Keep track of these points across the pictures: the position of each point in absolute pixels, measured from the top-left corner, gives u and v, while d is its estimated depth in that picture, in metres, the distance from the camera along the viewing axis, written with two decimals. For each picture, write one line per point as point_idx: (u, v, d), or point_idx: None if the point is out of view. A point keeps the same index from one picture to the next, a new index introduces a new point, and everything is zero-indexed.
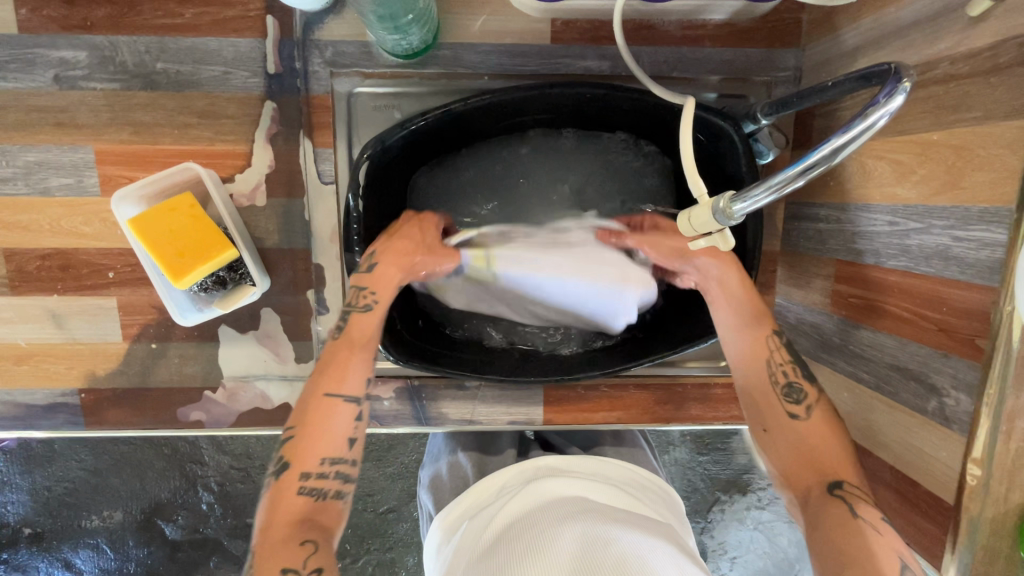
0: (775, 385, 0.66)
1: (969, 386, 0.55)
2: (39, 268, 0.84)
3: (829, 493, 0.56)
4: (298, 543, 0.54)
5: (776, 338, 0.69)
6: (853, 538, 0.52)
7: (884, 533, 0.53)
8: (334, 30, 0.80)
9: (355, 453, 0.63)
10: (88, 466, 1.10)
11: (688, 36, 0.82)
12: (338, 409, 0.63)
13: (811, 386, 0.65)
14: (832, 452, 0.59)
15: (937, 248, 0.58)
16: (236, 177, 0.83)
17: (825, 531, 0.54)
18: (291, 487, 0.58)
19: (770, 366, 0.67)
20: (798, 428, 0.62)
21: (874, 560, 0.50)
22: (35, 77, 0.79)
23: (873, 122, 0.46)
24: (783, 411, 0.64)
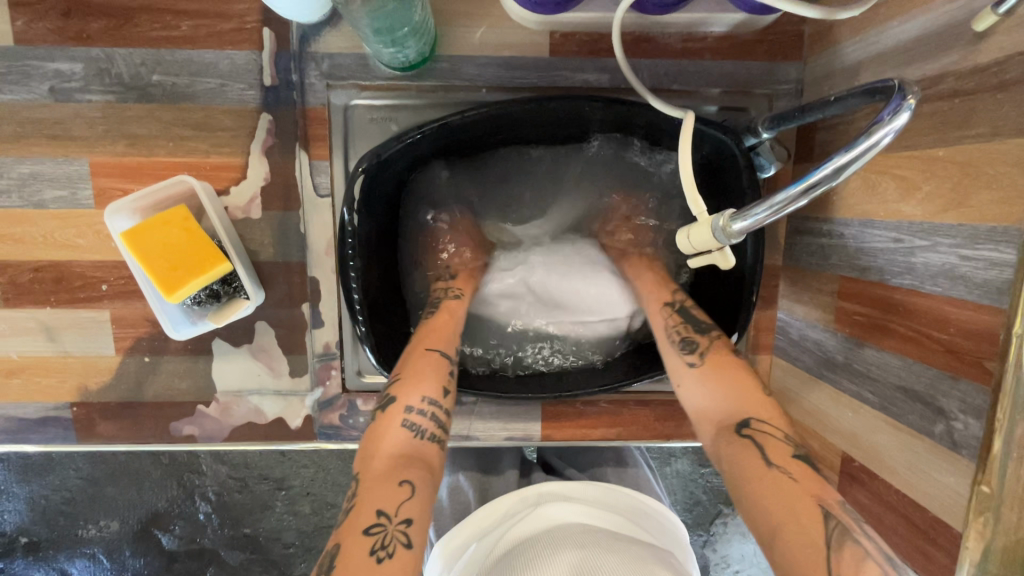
0: (674, 341, 0.68)
1: (978, 410, 0.53)
2: (32, 280, 0.83)
3: (739, 434, 0.57)
4: (398, 480, 0.54)
5: (670, 307, 0.72)
6: (763, 477, 0.53)
7: (800, 478, 0.53)
8: (331, 42, 0.80)
9: (449, 403, 0.64)
10: (85, 474, 1.08)
11: (687, 49, 0.81)
12: (435, 360, 0.66)
13: (705, 334, 0.67)
14: (739, 394, 0.61)
15: (944, 266, 0.57)
16: (231, 189, 0.83)
17: (743, 476, 0.54)
18: (394, 419, 0.60)
19: (667, 330, 0.70)
20: (699, 375, 0.64)
21: (787, 502, 0.51)
22: (30, 89, 0.79)
23: (877, 140, 0.45)
24: (681, 362, 0.66)
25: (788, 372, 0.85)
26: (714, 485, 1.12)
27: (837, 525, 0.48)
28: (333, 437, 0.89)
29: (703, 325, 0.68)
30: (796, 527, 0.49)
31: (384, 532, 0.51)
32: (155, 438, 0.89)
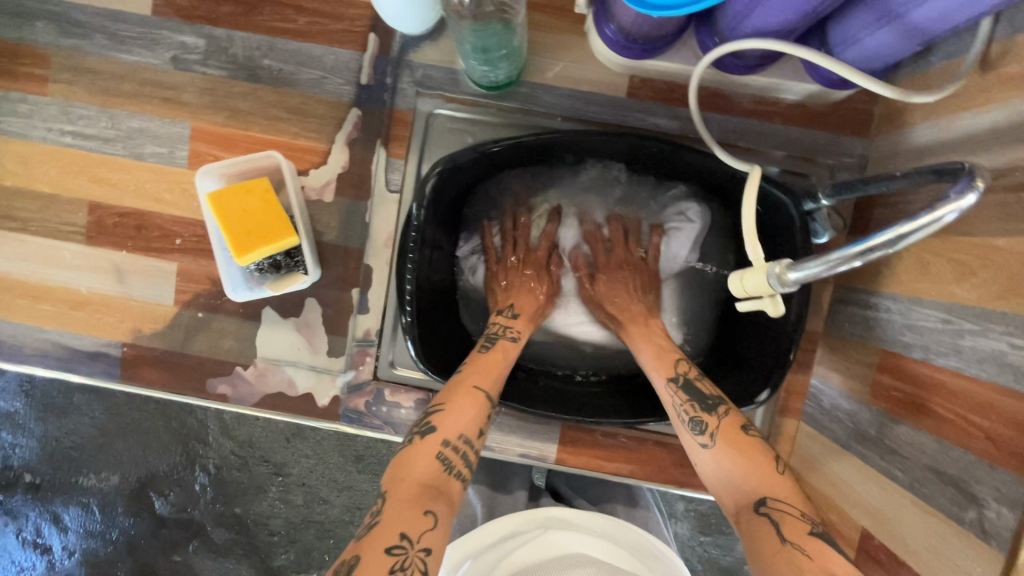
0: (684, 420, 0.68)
1: (1013, 501, 0.53)
2: (115, 224, 0.90)
3: (757, 513, 0.57)
4: (422, 509, 0.54)
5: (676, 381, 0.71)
6: (777, 552, 0.54)
7: (814, 560, 0.52)
8: (427, 54, 0.86)
9: (480, 444, 0.65)
10: (98, 424, 1.12)
11: (758, 111, 0.85)
12: (480, 400, 0.68)
13: (710, 414, 0.67)
14: (762, 475, 0.60)
15: (992, 353, 0.57)
16: (311, 171, 0.89)
17: (764, 557, 0.54)
18: (430, 449, 0.61)
19: (676, 409, 0.69)
20: (715, 454, 0.64)
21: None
22: (155, 55, 0.88)
23: (941, 216, 0.47)
24: (695, 441, 0.66)
25: (813, 440, 0.85)
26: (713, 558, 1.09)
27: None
28: (356, 421, 0.92)
29: (705, 402, 0.68)
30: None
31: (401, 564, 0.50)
32: (191, 390, 0.92)
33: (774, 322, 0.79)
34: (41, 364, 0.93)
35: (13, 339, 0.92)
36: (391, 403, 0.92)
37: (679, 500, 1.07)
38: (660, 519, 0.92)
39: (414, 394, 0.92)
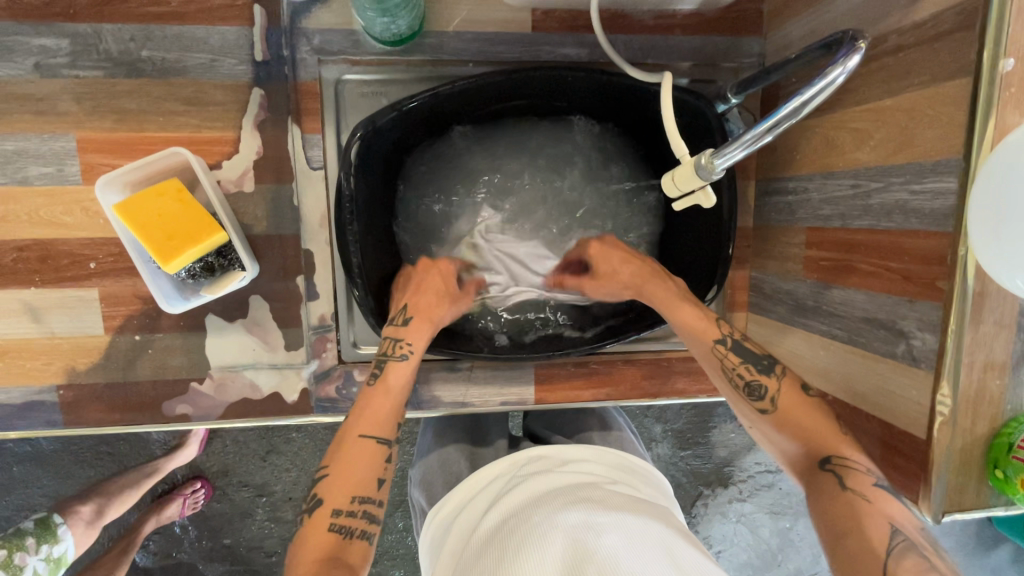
0: (736, 389, 0.69)
1: (933, 325, 0.59)
2: (15, 259, 0.82)
3: (823, 469, 0.61)
4: (349, 501, 0.62)
5: (726, 342, 0.71)
6: (842, 511, 0.58)
7: (874, 500, 0.57)
8: (322, 19, 0.81)
9: (389, 430, 0.68)
10: (50, 491, 1.06)
11: (660, 25, 0.86)
12: (374, 450, 0.66)
13: (770, 375, 0.68)
14: (815, 422, 0.64)
15: (897, 203, 0.63)
16: (223, 163, 0.84)
17: (823, 505, 0.59)
18: (323, 521, 0.61)
19: (725, 373, 0.70)
20: (776, 421, 0.66)
21: (862, 526, 0.56)
22: (15, 65, 0.78)
23: (833, 79, 0.54)
24: (751, 408, 0.68)
25: (761, 325, 0.92)
26: (692, 468, 1.25)
27: (901, 544, 0.53)
28: (331, 409, 0.89)
29: (765, 361, 0.69)
30: (856, 537, 0.55)
31: (735, 367, 0.70)
32: (149, 416, 0.87)
33: (708, 220, 0.85)
34: None
35: None
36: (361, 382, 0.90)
37: (656, 423, 1.23)
38: (635, 438, 0.94)
39: None
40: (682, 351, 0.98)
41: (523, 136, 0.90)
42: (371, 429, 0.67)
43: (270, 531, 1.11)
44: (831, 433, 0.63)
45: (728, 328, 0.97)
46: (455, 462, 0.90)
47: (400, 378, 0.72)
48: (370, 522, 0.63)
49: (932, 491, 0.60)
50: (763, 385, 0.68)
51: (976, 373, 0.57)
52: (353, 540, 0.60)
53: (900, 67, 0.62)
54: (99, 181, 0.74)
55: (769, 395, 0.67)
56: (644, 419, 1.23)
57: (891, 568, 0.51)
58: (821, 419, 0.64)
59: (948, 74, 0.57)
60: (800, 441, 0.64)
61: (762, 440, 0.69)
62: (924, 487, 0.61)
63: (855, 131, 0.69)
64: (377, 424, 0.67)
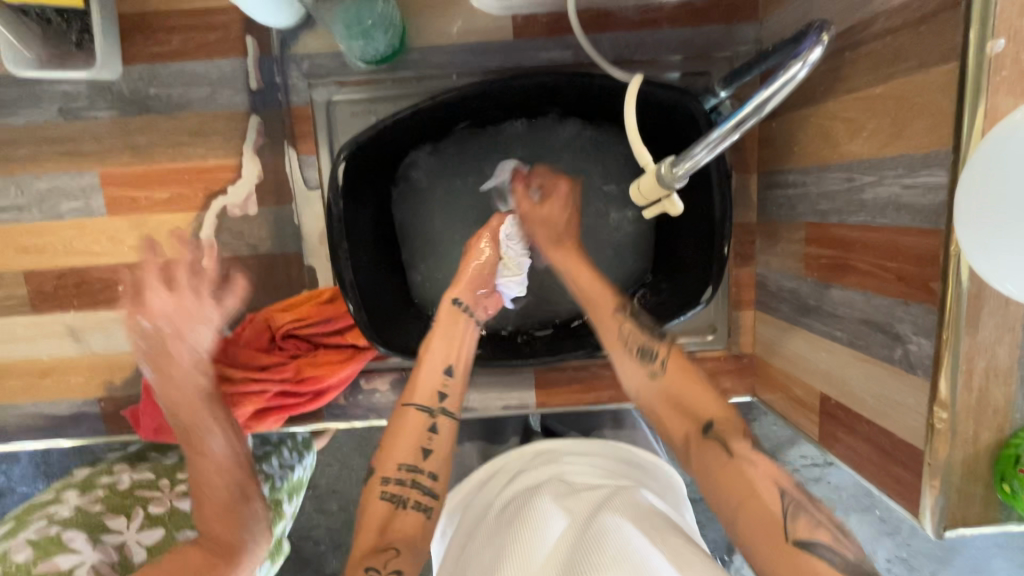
0: (628, 349, 0.74)
1: (928, 330, 0.56)
2: (56, 286, 0.91)
3: (705, 436, 0.66)
4: (383, 546, 0.62)
5: (623, 310, 0.77)
6: (727, 468, 0.62)
7: (758, 464, 0.62)
8: (309, 45, 0.85)
9: (429, 464, 0.69)
10: None
11: (645, 20, 0.84)
12: (410, 417, 0.72)
13: (660, 343, 0.74)
14: (695, 395, 0.69)
15: (890, 198, 0.59)
16: (228, 189, 0.89)
17: (714, 474, 0.63)
18: (376, 490, 0.67)
19: (625, 342, 0.75)
20: (663, 383, 0.71)
21: (761, 494, 0.58)
22: (43, 111, 0.86)
23: (794, 74, 0.51)
24: (643, 373, 0.72)
25: (769, 324, 0.88)
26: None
27: (791, 505, 0.58)
28: (340, 416, 0.94)
29: (654, 332, 0.75)
30: (756, 503, 0.58)
31: (630, 334, 0.75)
32: None
33: (705, 221, 0.82)
34: (29, 438, 0.94)
35: None
36: (368, 389, 0.95)
37: None
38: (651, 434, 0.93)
39: (388, 375, 0.95)
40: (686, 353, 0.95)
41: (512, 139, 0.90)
42: (413, 401, 0.73)
43: (317, 520, 1.17)
44: (711, 403, 0.69)
45: (735, 327, 0.93)
46: (467, 457, 0.92)
47: (427, 391, 0.73)
48: (426, 495, 0.68)
49: (932, 504, 0.57)
50: (656, 349, 0.73)
51: (976, 381, 0.53)
52: (407, 509, 0.67)
53: (888, 52, 0.58)
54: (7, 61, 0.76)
55: (660, 358, 0.72)
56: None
57: (791, 530, 0.56)
58: (698, 383, 0.70)
59: (933, 60, 0.52)
60: (678, 409, 0.69)
61: (646, 410, 0.72)
62: (925, 497, 0.57)
63: (848, 121, 0.65)
64: (420, 392, 0.73)
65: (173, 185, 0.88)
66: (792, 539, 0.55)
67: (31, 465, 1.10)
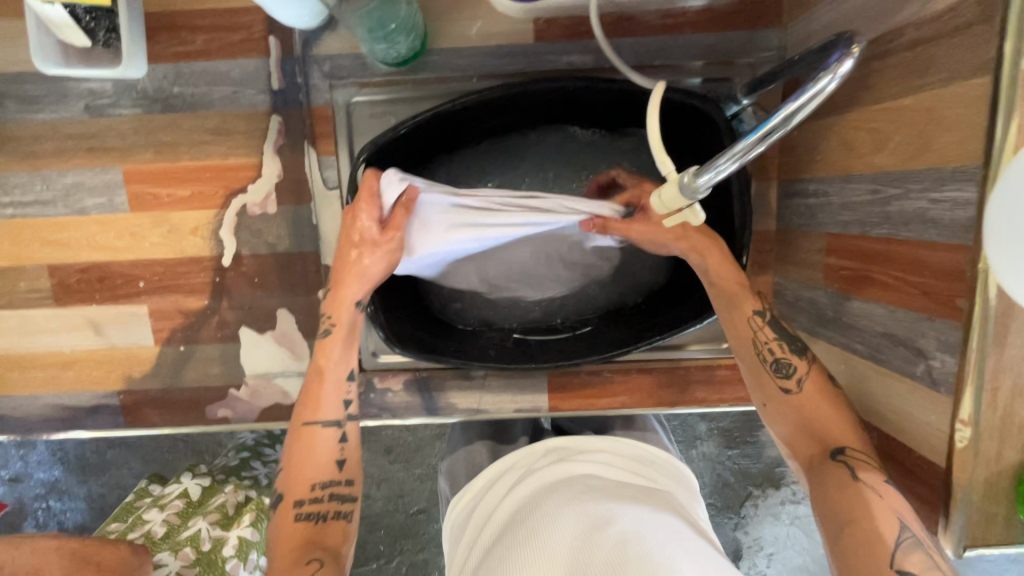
0: (763, 362, 0.70)
1: (953, 347, 0.55)
2: (78, 280, 0.92)
3: (833, 460, 0.61)
4: (304, 561, 0.60)
5: (759, 318, 0.71)
6: (850, 495, 0.57)
7: (884, 495, 0.57)
8: (330, 46, 0.85)
9: (345, 472, 0.68)
10: (136, 475, 1.12)
11: (667, 25, 0.83)
12: (318, 433, 0.69)
13: (801, 357, 0.69)
14: (833, 422, 0.64)
15: (916, 211, 0.58)
16: (248, 188, 0.90)
17: (828, 496, 0.58)
18: (290, 514, 0.64)
19: (757, 349, 0.70)
20: (796, 405, 0.66)
21: (871, 517, 0.55)
22: (69, 108, 0.87)
23: (823, 87, 0.51)
24: (777, 386, 0.68)
25: None
26: (741, 467, 1.20)
27: (908, 539, 0.53)
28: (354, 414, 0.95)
29: (797, 342, 0.69)
30: (866, 531, 0.54)
31: (772, 344, 0.70)
32: (193, 419, 0.95)
33: (724, 228, 0.81)
34: (48, 427, 0.95)
35: (12, 412, 0.95)
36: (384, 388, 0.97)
37: (700, 421, 1.18)
38: (664, 436, 0.91)
39: (403, 375, 0.97)
40: (699, 360, 0.96)
41: (528, 141, 0.90)
42: (319, 417, 0.70)
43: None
44: (841, 426, 0.64)
45: None
46: (477, 455, 0.90)
47: (331, 400, 0.71)
48: (343, 502, 0.67)
49: (952, 523, 0.56)
50: (793, 364, 0.69)
51: (1002, 401, 0.52)
52: (327, 522, 0.65)
53: (918, 64, 0.57)
54: (35, 57, 0.77)
55: (796, 375, 0.68)
56: (687, 417, 1.19)
57: (899, 560, 0.51)
58: (835, 410, 0.66)
59: (964, 72, 0.51)
60: (808, 432, 0.65)
61: (768, 424, 0.69)
62: (944, 516, 0.57)
63: (874, 132, 0.64)
64: (324, 409, 0.71)
65: (195, 182, 0.89)
66: (896, 568, 0.51)
67: (47, 452, 1.12)
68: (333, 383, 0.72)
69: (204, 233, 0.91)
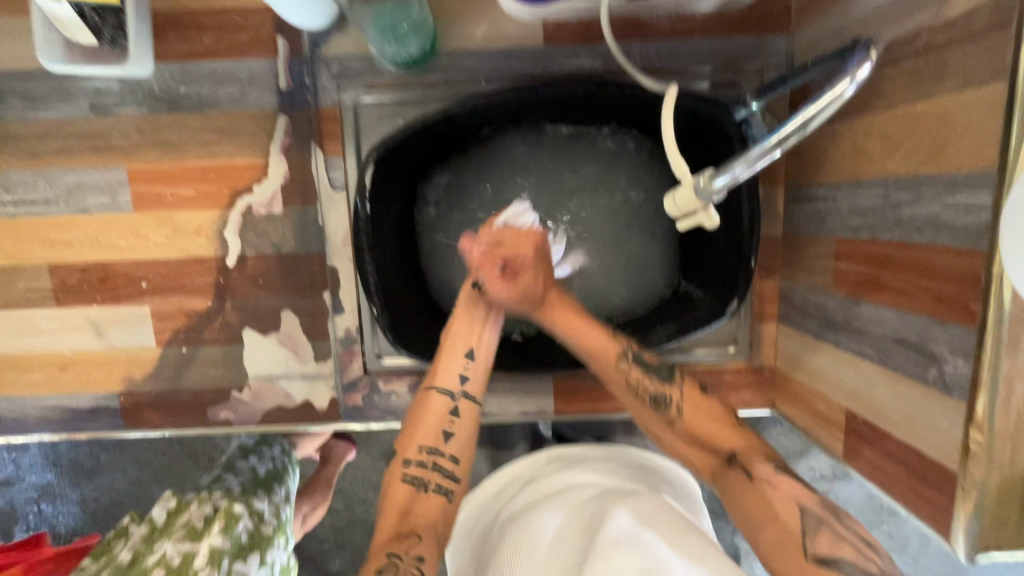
0: (642, 403, 0.71)
1: (966, 351, 0.55)
2: (80, 280, 0.91)
3: (731, 466, 0.65)
4: (406, 532, 0.61)
5: (625, 358, 0.72)
6: (757, 500, 0.61)
7: (780, 486, 0.61)
8: (339, 47, 0.85)
9: (451, 447, 0.68)
10: (133, 478, 1.11)
11: (677, 30, 0.83)
12: (432, 402, 0.70)
13: (671, 384, 0.71)
14: (714, 430, 0.68)
15: (928, 216, 0.59)
16: (254, 188, 0.89)
17: (740, 504, 0.62)
18: (397, 474, 0.66)
19: (631, 391, 0.71)
20: (684, 431, 0.69)
21: (776, 516, 0.59)
22: (74, 106, 0.86)
23: (840, 92, 0.52)
24: (659, 421, 0.70)
25: (792, 338, 0.88)
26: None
27: (814, 521, 0.58)
28: (358, 417, 0.94)
29: (662, 370, 0.72)
30: (779, 530, 0.58)
31: (638, 384, 0.71)
32: (195, 422, 0.94)
33: (733, 232, 0.81)
34: (46, 429, 0.94)
35: (11, 413, 0.94)
36: (387, 392, 0.95)
37: None
38: (661, 443, 0.94)
39: (407, 379, 0.94)
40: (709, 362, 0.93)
41: (536, 144, 0.90)
42: (436, 383, 0.71)
43: (323, 520, 1.15)
44: (720, 430, 0.68)
45: (757, 340, 0.93)
46: None
47: (450, 373, 0.72)
48: (445, 477, 0.67)
49: (964, 528, 0.56)
50: (668, 394, 0.70)
51: (1017, 405, 0.52)
52: (428, 491, 0.66)
53: (931, 70, 0.57)
54: (41, 55, 0.77)
55: (674, 405, 0.70)
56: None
57: (811, 546, 0.56)
58: (711, 422, 0.69)
59: (979, 78, 0.52)
60: (699, 446, 0.68)
61: (665, 449, 0.72)
62: (958, 519, 0.57)
63: (885, 138, 0.64)
64: (442, 377, 0.71)
65: (200, 182, 0.88)
66: (811, 556, 0.55)
67: (40, 455, 1.10)
68: (456, 357, 0.73)
69: (208, 234, 0.90)
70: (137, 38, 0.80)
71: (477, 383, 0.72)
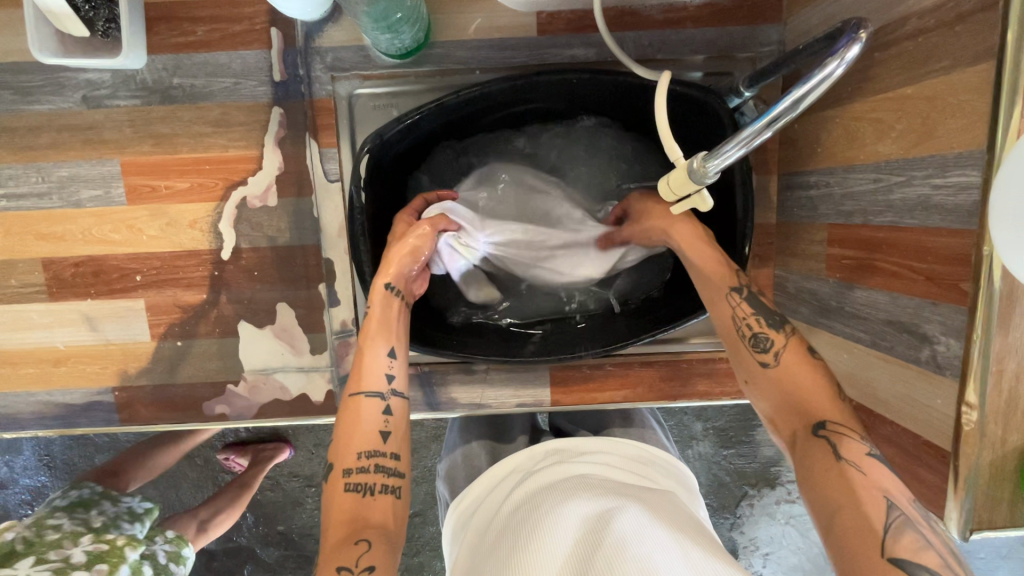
0: (741, 337, 0.66)
1: (958, 330, 0.55)
2: (73, 274, 0.90)
3: (814, 437, 0.56)
4: (354, 539, 0.56)
5: (737, 294, 0.68)
6: (837, 481, 0.53)
7: (869, 473, 0.53)
8: (333, 37, 0.85)
9: (391, 446, 0.64)
10: None
11: (669, 19, 0.84)
12: (363, 405, 0.65)
13: (777, 330, 0.64)
14: (818, 398, 0.59)
15: (919, 198, 0.59)
16: (248, 180, 0.89)
17: (814, 476, 0.55)
18: (338, 486, 0.61)
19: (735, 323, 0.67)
20: (774, 377, 0.62)
21: (859, 506, 0.51)
22: (66, 98, 0.86)
23: (830, 72, 0.52)
24: (755, 360, 0.64)
25: None
26: (736, 466, 1.20)
27: (897, 521, 0.50)
28: None
29: (775, 317, 0.66)
30: (857, 518, 0.51)
31: (745, 320, 0.66)
32: (190, 416, 0.94)
33: (728, 219, 0.81)
34: (40, 425, 0.93)
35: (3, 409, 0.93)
36: None
37: (696, 421, 1.18)
38: (660, 433, 0.92)
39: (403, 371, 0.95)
40: (702, 353, 0.96)
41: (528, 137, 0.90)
42: (361, 389, 0.66)
43: (319, 517, 1.15)
44: (822, 395, 0.60)
45: None
46: (476, 457, 0.89)
47: (375, 374, 0.67)
48: (387, 475, 0.62)
49: (959, 507, 0.56)
50: (770, 338, 0.64)
51: (1008, 382, 0.53)
52: (374, 496, 0.61)
53: (920, 53, 0.58)
54: (33, 48, 0.75)
55: (774, 348, 0.63)
56: (683, 416, 1.19)
57: (890, 546, 0.48)
58: (814, 380, 0.61)
59: (968, 59, 0.52)
60: (789, 405, 0.60)
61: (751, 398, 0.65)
62: (951, 500, 0.57)
63: (876, 122, 0.65)
64: (368, 380, 0.67)
65: (194, 174, 0.88)
66: (889, 556, 0.47)
67: (33, 457, 1.10)
68: (378, 354, 0.69)
69: (203, 226, 0.90)
70: (130, 30, 0.80)
71: (403, 378, 0.69)
